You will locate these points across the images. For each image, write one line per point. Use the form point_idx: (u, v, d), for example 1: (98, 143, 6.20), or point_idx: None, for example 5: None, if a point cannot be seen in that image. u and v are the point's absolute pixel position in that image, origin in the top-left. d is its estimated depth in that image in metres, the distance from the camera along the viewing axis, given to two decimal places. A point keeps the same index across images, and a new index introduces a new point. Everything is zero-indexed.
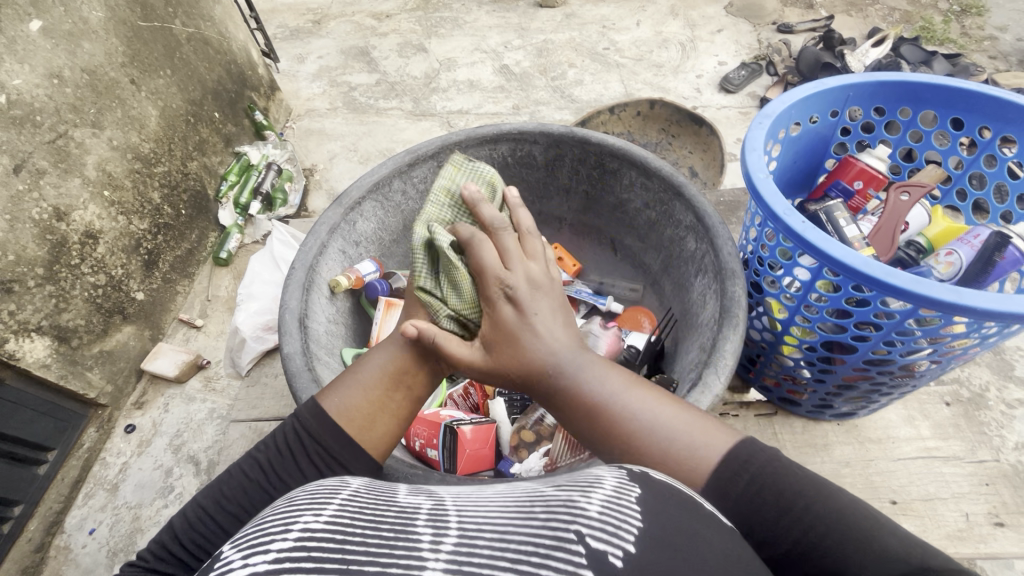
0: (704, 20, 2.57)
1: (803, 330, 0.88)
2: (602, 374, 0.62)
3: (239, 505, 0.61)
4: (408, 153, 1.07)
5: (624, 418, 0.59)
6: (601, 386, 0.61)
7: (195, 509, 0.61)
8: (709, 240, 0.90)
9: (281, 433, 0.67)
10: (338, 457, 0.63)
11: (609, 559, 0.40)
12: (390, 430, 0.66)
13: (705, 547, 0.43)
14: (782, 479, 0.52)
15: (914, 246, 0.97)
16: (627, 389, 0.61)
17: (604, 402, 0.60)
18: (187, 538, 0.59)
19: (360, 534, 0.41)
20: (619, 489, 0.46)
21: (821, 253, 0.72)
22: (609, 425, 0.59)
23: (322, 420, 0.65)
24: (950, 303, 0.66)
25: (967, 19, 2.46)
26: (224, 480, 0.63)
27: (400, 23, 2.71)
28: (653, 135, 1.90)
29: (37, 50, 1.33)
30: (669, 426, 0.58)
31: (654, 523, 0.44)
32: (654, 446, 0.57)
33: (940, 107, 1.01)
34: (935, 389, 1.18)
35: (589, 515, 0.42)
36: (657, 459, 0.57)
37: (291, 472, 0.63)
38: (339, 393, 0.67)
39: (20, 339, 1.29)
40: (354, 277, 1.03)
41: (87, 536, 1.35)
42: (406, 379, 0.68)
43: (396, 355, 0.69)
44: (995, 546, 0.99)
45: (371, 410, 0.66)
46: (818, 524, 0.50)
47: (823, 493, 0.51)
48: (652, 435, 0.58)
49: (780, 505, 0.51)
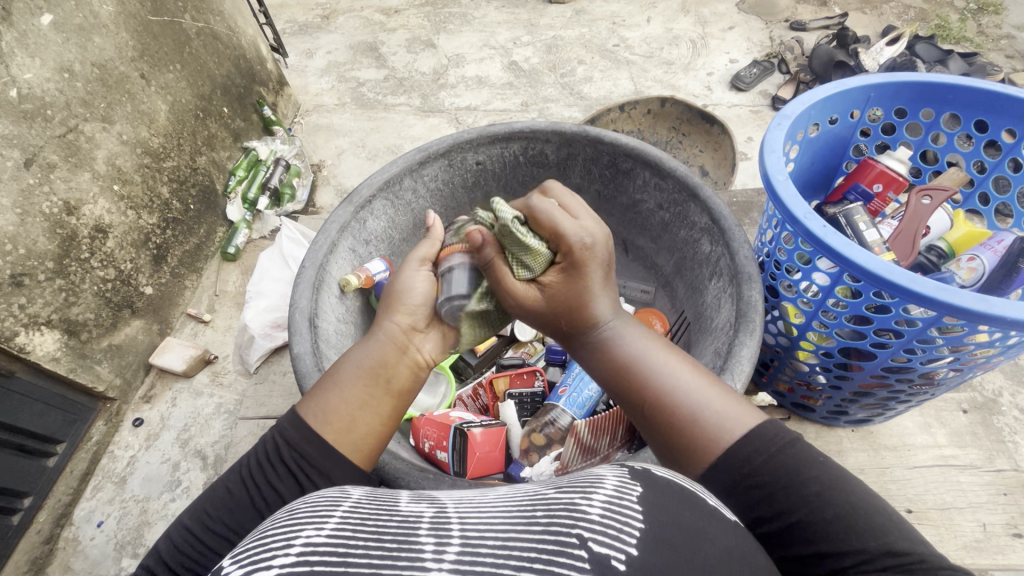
0: (716, 16, 2.54)
1: (820, 335, 0.87)
2: (644, 342, 0.66)
3: (224, 523, 0.60)
4: (420, 150, 1.06)
5: (653, 378, 0.62)
6: (634, 346, 0.66)
7: (183, 532, 0.60)
8: (725, 242, 0.88)
9: (263, 447, 0.66)
10: (319, 466, 0.63)
11: (612, 562, 0.39)
12: (372, 428, 0.67)
13: (708, 546, 0.43)
14: (805, 454, 0.53)
15: (935, 251, 0.95)
16: (661, 351, 0.65)
17: (641, 362, 0.64)
18: (174, 560, 0.58)
19: (362, 546, 0.40)
20: (619, 489, 0.45)
21: (844, 259, 0.70)
22: (641, 382, 0.63)
23: (303, 430, 0.64)
24: (978, 312, 0.64)
25: (984, 17, 2.41)
26: (211, 498, 0.63)
27: (408, 19, 2.70)
28: (663, 133, 1.88)
29: (49, 44, 1.33)
30: (690, 386, 0.60)
31: (656, 523, 0.43)
32: (685, 412, 0.58)
33: (963, 108, 0.99)
34: (952, 396, 1.16)
35: (590, 518, 0.41)
36: (680, 420, 0.58)
37: (279, 488, 0.62)
38: (320, 394, 0.67)
39: (31, 333, 1.29)
40: (364, 276, 1.01)
41: (95, 528, 1.36)
42: (387, 381, 0.69)
43: (374, 347, 0.72)
44: (1013, 557, 0.97)
45: (349, 411, 0.66)
46: (814, 506, 0.50)
47: (839, 481, 0.52)
48: (678, 395, 0.60)
49: (778, 487, 0.51)
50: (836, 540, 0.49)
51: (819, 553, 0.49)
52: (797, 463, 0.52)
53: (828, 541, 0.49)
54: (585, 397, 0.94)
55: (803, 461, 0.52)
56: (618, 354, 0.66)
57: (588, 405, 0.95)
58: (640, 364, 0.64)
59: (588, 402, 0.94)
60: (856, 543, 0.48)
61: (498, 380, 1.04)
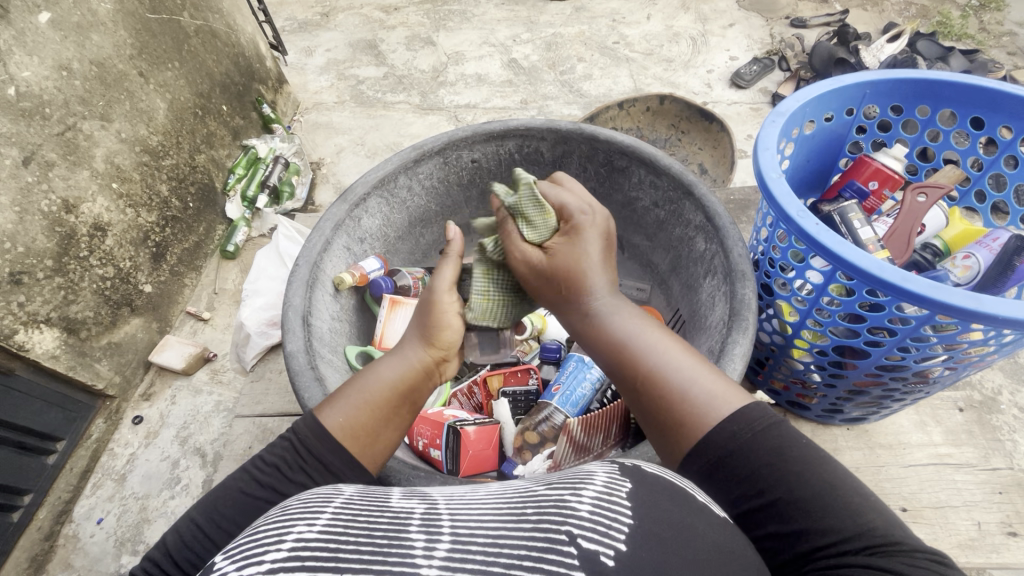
0: (716, 14, 2.53)
1: (814, 333, 0.86)
2: (638, 321, 0.65)
3: (232, 520, 0.60)
4: (414, 148, 1.06)
5: (642, 359, 0.61)
6: (627, 326, 0.65)
7: (188, 524, 0.60)
8: (719, 240, 0.88)
9: (273, 445, 0.65)
10: (337, 472, 0.63)
11: (602, 559, 0.39)
12: (391, 441, 0.67)
13: (697, 541, 0.42)
14: (786, 438, 0.52)
15: (930, 249, 0.94)
16: (656, 333, 0.64)
17: (634, 339, 0.63)
18: (180, 555, 0.58)
19: (353, 542, 0.40)
20: (609, 485, 0.45)
21: (835, 256, 0.70)
22: (631, 357, 0.62)
23: (323, 435, 0.64)
24: (969, 310, 0.64)
25: (986, 14, 2.40)
26: (213, 493, 0.62)
27: (408, 16, 2.69)
28: (662, 131, 1.87)
29: (47, 42, 1.33)
30: (679, 363, 0.59)
31: (645, 519, 0.43)
32: (674, 387, 0.58)
33: (960, 105, 0.99)
34: (948, 395, 1.15)
35: (580, 515, 0.41)
36: (667, 399, 0.58)
37: (290, 489, 0.62)
38: (342, 404, 0.66)
39: (30, 331, 1.30)
40: (358, 274, 1.02)
41: (95, 526, 1.36)
42: (411, 395, 0.68)
43: (408, 369, 0.69)
44: (1008, 555, 0.97)
45: (377, 426, 0.65)
46: (792, 485, 0.50)
47: (817, 459, 0.51)
48: (669, 374, 0.59)
49: (763, 469, 0.51)
50: (810, 514, 0.49)
51: (796, 532, 0.49)
52: (778, 445, 0.52)
53: (806, 518, 0.49)
54: (578, 396, 0.94)
55: (785, 439, 0.52)
56: (612, 333, 0.64)
57: (581, 403, 0.95)
58: (633, 344, 0.63)
59: (581, 400, 0.94)
60: (833, 522, 0.48)
61: (492, 378, 1.04)
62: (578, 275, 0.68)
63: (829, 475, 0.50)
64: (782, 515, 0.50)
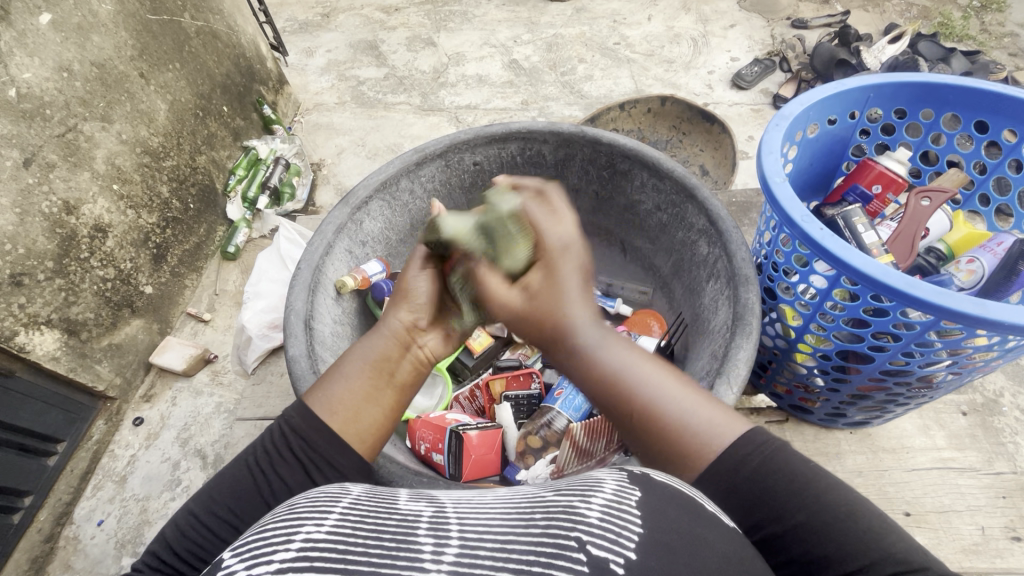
0: (717, 14, 2.53)
1: (817, 338, 0.86)
2: (633, 353, 0.61)
3: (229, 509, 0.60)
4: (416, 151, 1.06)
5: (637, 392, 0.59)
6: (620, 359, 0.60)
7: (186, 516, 0.60)
8: (722, 244, 0.88)
9: (268, 434, 0.65)
10: (325, 455, 0.62)
11: (610, 566, 0.39)
12: (379, 419, 0.66)
13: (705, 549, 0.42)
14: (794, 465, 0.52)
15: (933, 253, 0.95)
16: (645, 360, 0.61)
17: (631, 376, 0.59)
18: (179, 545, 0.58)
19: (362, 543, 0.40)
20: (619, 493, 0.45)
21: (841, 262, 0.70)
22: (624, 395, 0.59)
23: (310, 418, 0.64)
24: (975, 316, 0.64)
25: (987, 15, 2.40)
26: (214, 484, 0.62)
27: (409, 17, 2.69)
28: (663, 132, 1.87)
29: (48, 43, 1.33)
30: (679, 397, 0.58)
31: (654, 526, 0.42)
32: (673, 428, 0.56)
33: (964, 109, 0.99)
34: (951, 398, 1.15)
35: (589, 522, 0.41)
36: (669, 433, 0.56)
37: (281, 471, 0.61)
38: (325, 382, 0.66)
39: (30, 332, 1.29)
40: (360, 278, 1.01)
41: (95, 527, 1.36)
42: (388, 360, 0.68)
43: (379, 341, 0.70)
44: (1012, 561, 0.97)
45: (354, 402, 0.64)
46: (807, 511, 0.50)
47: (831, 485, 0.52)
48: (664, 406, 0.57)
49: (779, 489, 0.51)
50: (828, 542, 0.49)
51: (814, 559, 0.49)
52: (790, 471, 0.52)
53: (827, 546, 0.49)
54: (581, 400, 0.94)
55: (796, 465, 0.53)
56: (604, 371, 0.60)
57: (583, 408, 0.95)
58: (628, 377, 0.59)
59: (584, 405, 0.94)
60: (852, 549, 0.48)
61: (494, 382, 1.04)
62: (560, 316, 0.61)
63: (845, 499, 0.50)
64: (798, 541, 0.50)
